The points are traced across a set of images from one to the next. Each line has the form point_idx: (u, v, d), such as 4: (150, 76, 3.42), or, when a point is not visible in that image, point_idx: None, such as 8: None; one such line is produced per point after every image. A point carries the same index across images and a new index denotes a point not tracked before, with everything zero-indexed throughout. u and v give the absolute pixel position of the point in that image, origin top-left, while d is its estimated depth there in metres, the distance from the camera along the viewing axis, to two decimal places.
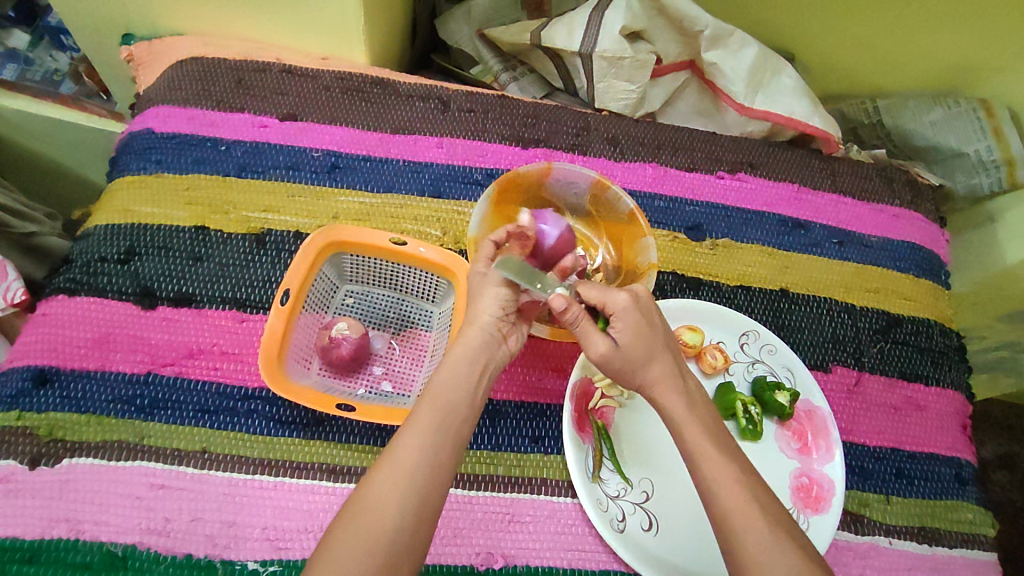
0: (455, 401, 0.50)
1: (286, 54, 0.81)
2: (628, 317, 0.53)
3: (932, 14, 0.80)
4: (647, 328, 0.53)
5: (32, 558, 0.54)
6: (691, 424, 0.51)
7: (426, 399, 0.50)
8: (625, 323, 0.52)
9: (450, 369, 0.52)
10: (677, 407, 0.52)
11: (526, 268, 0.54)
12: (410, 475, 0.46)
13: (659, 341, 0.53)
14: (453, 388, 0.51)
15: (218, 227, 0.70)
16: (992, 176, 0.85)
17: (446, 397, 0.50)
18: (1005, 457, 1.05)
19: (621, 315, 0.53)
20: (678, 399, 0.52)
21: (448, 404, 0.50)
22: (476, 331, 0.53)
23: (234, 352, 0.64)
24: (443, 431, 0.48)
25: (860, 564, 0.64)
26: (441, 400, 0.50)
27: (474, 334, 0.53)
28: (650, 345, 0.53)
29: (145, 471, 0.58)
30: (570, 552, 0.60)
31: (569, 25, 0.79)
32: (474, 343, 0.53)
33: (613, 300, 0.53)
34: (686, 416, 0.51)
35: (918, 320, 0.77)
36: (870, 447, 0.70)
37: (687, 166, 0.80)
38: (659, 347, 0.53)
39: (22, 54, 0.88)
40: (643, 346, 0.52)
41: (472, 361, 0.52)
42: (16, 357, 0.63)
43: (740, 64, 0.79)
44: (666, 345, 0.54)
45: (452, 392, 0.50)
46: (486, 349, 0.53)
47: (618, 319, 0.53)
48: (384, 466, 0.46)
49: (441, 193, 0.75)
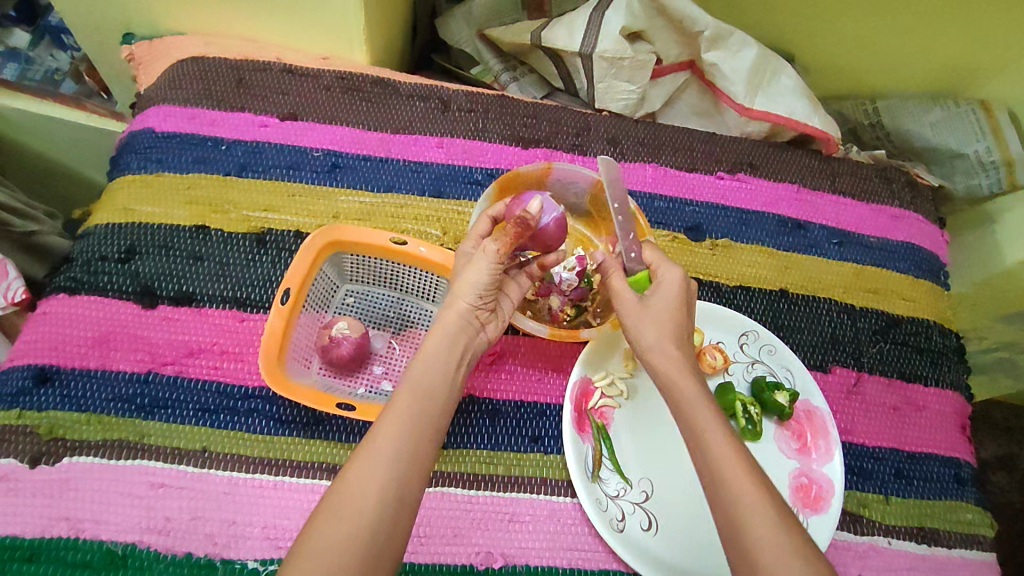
0: (432, 390, 0.52)
1: (286, 54, 0.81)
2: (668, 289, 0.56)
3: (933, 14, 0.80)
4: (679, 308, 0.56)
5: (33, 556, 0.54)
6: (702, 411, 0.51)
7: (404, 387, 0.51)
8: (667, 291, 0.56)
9: (428, 358, 0.53)
10: (689, 391, 0.52)
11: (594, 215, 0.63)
12: (389, 460, 0.47)
13: (684, 323, 0.56)
14: (430, 375, 0.52)
15: (218, 226, 0.70)
16: (992, 177, 0.84)
17: (425, 385, 0.52)
18: (1005, 458, 1.05)
19: (665, 284, 0.56)
20: (693, 386, 0.52)
21: (424, 393, 0.51)
22: (454, 319, 0.55)
23: (234, 351, 0.64)
24: (419, 418, 0.50)
25: (860, 564, 0.64)
26: (418, 389, 0.51)
27: (451, 321, 0.55)
28: (674, 322, 0.55)
29: (145, 470, 0.58)
30: (569, 551, 0.60)
31: (569, 25, 0.79)
32: (452, 331, 0.55)
33: (662, 272, 0.57)
34: (697, 401, 0.52)
35: (917, 321, 0.77)
36: (869, 447, 0.70)
37: (687, 166, 0.80)
38: (682, 330, 0.55)
39: (22, 53, 0.88)
40: (667, 316, 0.55)
41: (450, 350, 0.54)
42: (15, 356, 0.63)
43: (740, 64, 0.79)
44: (684, 333, 0.56)
45: (430, 379, 0.52)
46: (463, 337, 0.55)
47: (661, 288, 0.56)
48: (363, 453, 0.47)
49: (442, 193, 0.75)
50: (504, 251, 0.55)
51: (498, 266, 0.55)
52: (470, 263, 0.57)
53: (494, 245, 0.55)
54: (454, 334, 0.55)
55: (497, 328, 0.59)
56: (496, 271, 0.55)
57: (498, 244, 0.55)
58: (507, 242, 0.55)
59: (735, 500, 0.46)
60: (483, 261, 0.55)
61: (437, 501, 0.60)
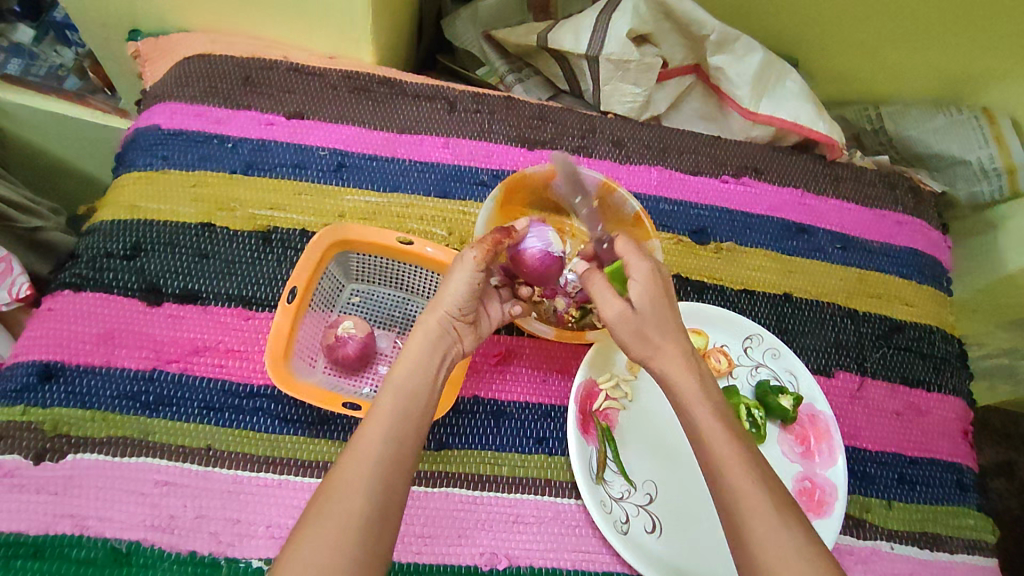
0: (417, 388, 0.52)
1: (292, 52, 0.81)
2: (645, 284, 0.53)
3: (937, 21, 0.80)
4: (661, 303, 0.53)
5: (37, 553, 0.54)
6: (701, 405, 0.51)
7: (387, 390, 0.51)
8: (640, 286, 0.53)
9: (410, 361, 0.53)
10: (686, 386, 0.52)
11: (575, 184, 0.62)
12: (375, 460, 0.47)
13: (672, 319, 0.53)
14: (414, 377, 0.52)
15: (224, 224, 0.70)
16: (993, 184, 0.85)
17: (408, 388, 0.51)
18: (1003, 465, 1.05)
19: (639, 279, 0.54)
20: (690, 379, 0.52)
21: (409, 394, 0.51)
22: (434, 326, 0.55)
23: (240, 349, 0.64)
24: (405, 418, 0.50)
25: (862, 568, 0.64)
26: (402, 392, 0.51)
27: (431, 328, 0.54)
28: (661, 314, 0.53)
29: (150, 468, 0.58)
30: (574, 553, 0.60)
31: (577, 27, 0.79)
32: (431, 338, 0.54)
33: (636, 265, 0.54)
34: (696, 398, 0.51)
35: (920, 326, 0.77)
36: (872, 451, 0.70)
37: (692, 170, 0.80)
38: (671, 325, 0.53)
39: (27, 48, 0.88)
40: (647, 314, 0.53)
41: (431, 354, 0.54)
42: (21, 351, 0.63)
43: (746, 69, 0.80)
44: (679, 325, 0.54)
45: (414, 381, 0.52)
46: (442, 344, 0.55)
47: (635, 285, 0.54)
48: (349, 457, 0.47)
49: (448, 193, 0.75)
50: (483, 258, 0.55)
51: (477, 274, 0.55)
52: (450, 272, 0.56)
53: (472, 253, 0.55)
54: (435, 338, 0.54)
55: (474, 342, 0.58)
56: (475, 282, 0.55)
57: (476, 252, 0.55)
58: (485, 249, 0.55)
59: (734, 491, 0.47)
60: (460, 270, 0.55)
61: (441, 501, 0.60)
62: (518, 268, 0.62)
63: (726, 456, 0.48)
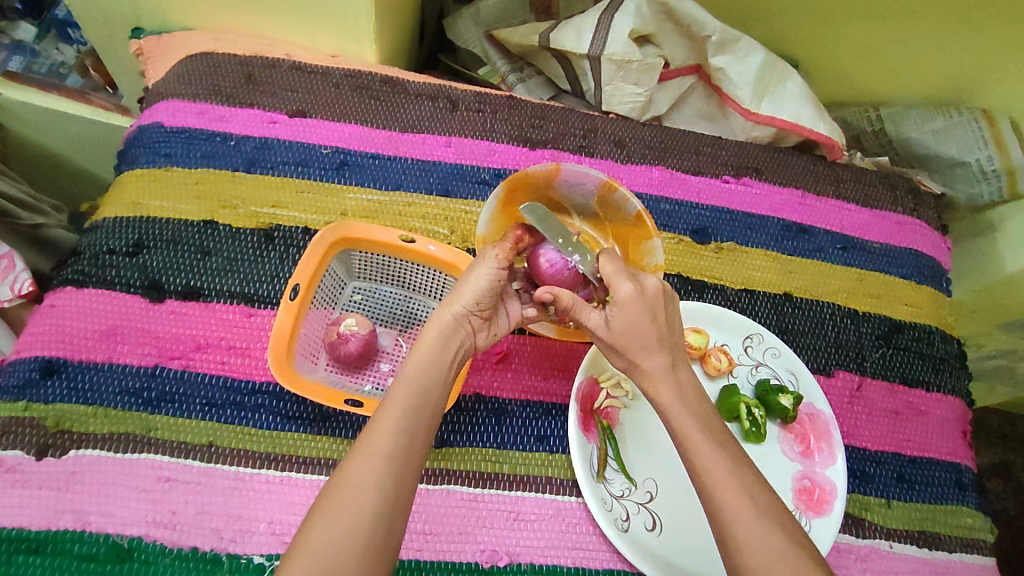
0: (429, 383, 0.52)
1: (295, 50, 0.81)
2: (628, 309, 0.51)
3: (938, 23, 0.81)
4: (647, 322, 0.51)
5: (38, 549, 0.54)
6: (678, 414, 0.51)
7: (399, 384, 0.51)
8: (622, 312, 0.51)
9: (421, 356, 0.53)
10: (661, 395, 0.52)
11: (548, 221, 0.59)
12: (386, 456, 0.47)
13: (655, 338, 0.52)
14: (426, 372, 0.52)
15: (227, 222, 0.70)
16: (992, 185, 0.86)
17: (420, 383, 0.51)
18: (1000, 466, 1.06)
19: (621, 304, 0.51)
20: (665, 390, 0.52)
21: (420, 389, 0.51)
22: (447, 321, 0.54)
23: (242, 346, 0.64)
24: (415, 414, 0.50)
25: (861, 567, 0.64)
26: (413, 387, 0.51)
27: (445, 323, 0.54)
28: (643, 336, 0.52)
29: (151, 464, 0.58)
30: (574, 551, 0.60)
31: (579, 27, 0.79)
32: (445, 334, 0.54)
33: (616, 288, 0.52)
34: (672, 407, 0.52)
35: (919, 326, 0.77)
36: (871, 451, 0.70)
37: (693, 170, 0.80)
38: (654, 343, 0.52)
39: (28, 46, 0.89)
40: (634, 334, 0.52)
41: (444, 349, 0.53)
42: (22, 348, 0.63)
43: (747, 70, 0.80)
44: (662, 342, 0.53)
45: (426, 378, 0.52)
46: (454, 339, 0.54)
47: (617, 307, 0.52)
48: (361, 451, 0.47)
49: (449, 192, 0.75)
50: (505, 257, 0.55)
51: (499, 272, 0.54)
52: (471, 267, 0.56)
53: (495, 251, 0.55)
54: (448, 334, 0.54)
55: (487, 338, 0.58)
56: (496, 279, 0.54)
57: (499, 250, 0.55)
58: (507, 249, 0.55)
59: (725, 491, 0.47)
60: (483, 266, 0.54)
61: (442, 499, 0.60)
62: (535, 276, 0.62)
63: (710, 461, 0.49)
